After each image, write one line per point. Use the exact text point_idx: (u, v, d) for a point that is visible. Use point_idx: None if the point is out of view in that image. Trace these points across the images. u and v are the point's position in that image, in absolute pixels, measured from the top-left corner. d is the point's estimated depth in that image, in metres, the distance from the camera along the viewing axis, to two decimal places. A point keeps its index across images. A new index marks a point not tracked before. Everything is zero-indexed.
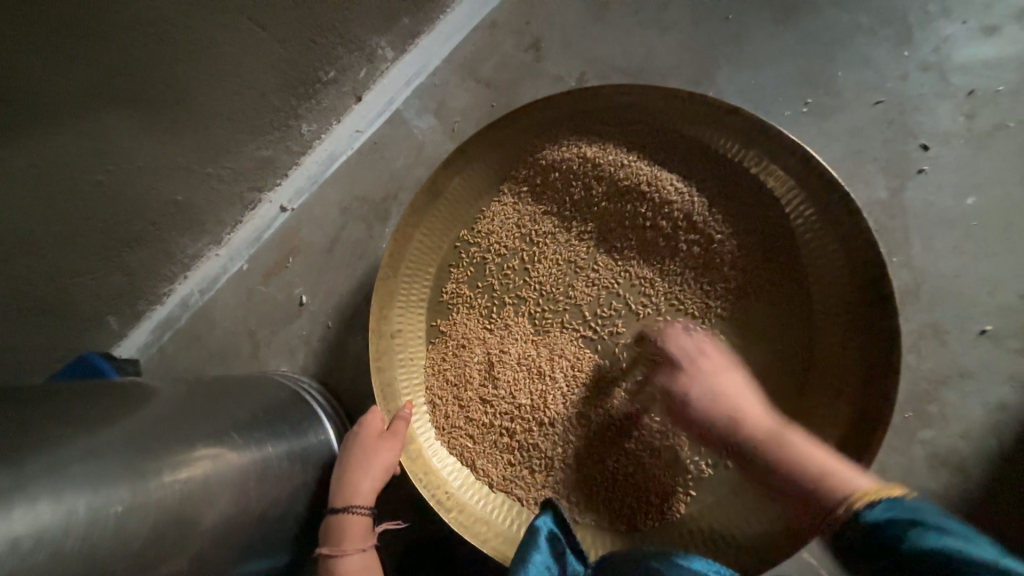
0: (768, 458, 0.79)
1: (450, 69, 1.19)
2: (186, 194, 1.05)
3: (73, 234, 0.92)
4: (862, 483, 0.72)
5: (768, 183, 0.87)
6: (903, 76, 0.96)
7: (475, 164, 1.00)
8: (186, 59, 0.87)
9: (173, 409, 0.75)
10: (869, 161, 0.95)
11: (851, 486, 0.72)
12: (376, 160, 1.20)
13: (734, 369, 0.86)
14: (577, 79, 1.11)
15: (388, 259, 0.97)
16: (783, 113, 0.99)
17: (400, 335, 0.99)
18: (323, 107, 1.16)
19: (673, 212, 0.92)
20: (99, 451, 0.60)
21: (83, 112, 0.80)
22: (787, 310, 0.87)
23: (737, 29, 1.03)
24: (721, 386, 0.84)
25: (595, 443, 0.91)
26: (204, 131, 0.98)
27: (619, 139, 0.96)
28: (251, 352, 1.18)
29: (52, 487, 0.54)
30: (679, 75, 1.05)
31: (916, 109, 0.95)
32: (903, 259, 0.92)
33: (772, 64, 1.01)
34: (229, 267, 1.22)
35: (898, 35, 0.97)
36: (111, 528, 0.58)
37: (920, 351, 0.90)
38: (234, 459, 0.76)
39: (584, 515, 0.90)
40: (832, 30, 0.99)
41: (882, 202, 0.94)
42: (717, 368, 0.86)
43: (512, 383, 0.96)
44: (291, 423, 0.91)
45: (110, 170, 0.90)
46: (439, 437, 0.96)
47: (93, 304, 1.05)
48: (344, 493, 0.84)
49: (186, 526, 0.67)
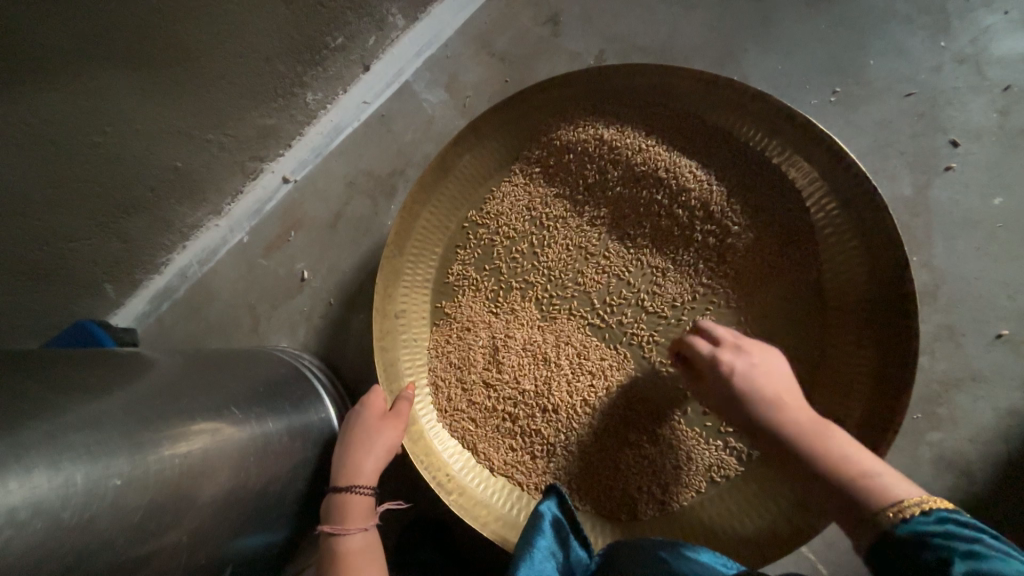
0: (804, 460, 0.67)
1: (464, 40, 1.14)
2: (185, 161, 1.01)
3: (69, 198, 0.88)
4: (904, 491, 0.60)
5: (790, 175, 0.85)
6: (938, 68, 0.92)
7: (487, 142, 0.97)
8: (188, 16, 0.82)
9: (172, 381, 0.74)
10: (895, 156, 0.92)
11: (890, 491, 0.60)
12: (383, 134, 1.16)
13: (759, 357, 0.76)
14: (596, 57, 1.07)
15: (394, 237, 0.95)
16: (809, 102, 0.95)
17: (403, 315, 0.97)
18: (330, 75, 1.11)
19: (689, 200, 0.89)
20: (97, 423, 0.58)
21: (79, 68, 0.75)
22: (800, 304, 0.86)
23: (767, 9, 0.99)
24: (753, 374, 0.74)
25: (598, 432, 0.90)
26: (205, 95, 0.94)
27: (637, 122, 0.93)
28: (251, 326, 1.16)
29: (49, 458, 0.52)
30: (703, 57, 1.01)
31: (948, 104, 0.92)
32: (923, 259, 0.91)
33: (801, 49, 0.97)
34: (229, 238, 1.19)
35: (935, 24, 0.93)
36: (111, 500, 0.57)
37: (934, 352, 0.89)
38: (234, 434, 0.75)
39: (585, 502, 0.90)
40: (865, 15, 0.95)
41: (905, 199, 0.92)
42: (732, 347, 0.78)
43: (517, 368, 0.94)
44: (292, 401, 0.90)
45: (107, 132, 0.86)
46: (441, 420, 0.95)
47: (89, 270, 1.02)
48: (347, 472, 0.83)
49: (186, 499, 0.66)
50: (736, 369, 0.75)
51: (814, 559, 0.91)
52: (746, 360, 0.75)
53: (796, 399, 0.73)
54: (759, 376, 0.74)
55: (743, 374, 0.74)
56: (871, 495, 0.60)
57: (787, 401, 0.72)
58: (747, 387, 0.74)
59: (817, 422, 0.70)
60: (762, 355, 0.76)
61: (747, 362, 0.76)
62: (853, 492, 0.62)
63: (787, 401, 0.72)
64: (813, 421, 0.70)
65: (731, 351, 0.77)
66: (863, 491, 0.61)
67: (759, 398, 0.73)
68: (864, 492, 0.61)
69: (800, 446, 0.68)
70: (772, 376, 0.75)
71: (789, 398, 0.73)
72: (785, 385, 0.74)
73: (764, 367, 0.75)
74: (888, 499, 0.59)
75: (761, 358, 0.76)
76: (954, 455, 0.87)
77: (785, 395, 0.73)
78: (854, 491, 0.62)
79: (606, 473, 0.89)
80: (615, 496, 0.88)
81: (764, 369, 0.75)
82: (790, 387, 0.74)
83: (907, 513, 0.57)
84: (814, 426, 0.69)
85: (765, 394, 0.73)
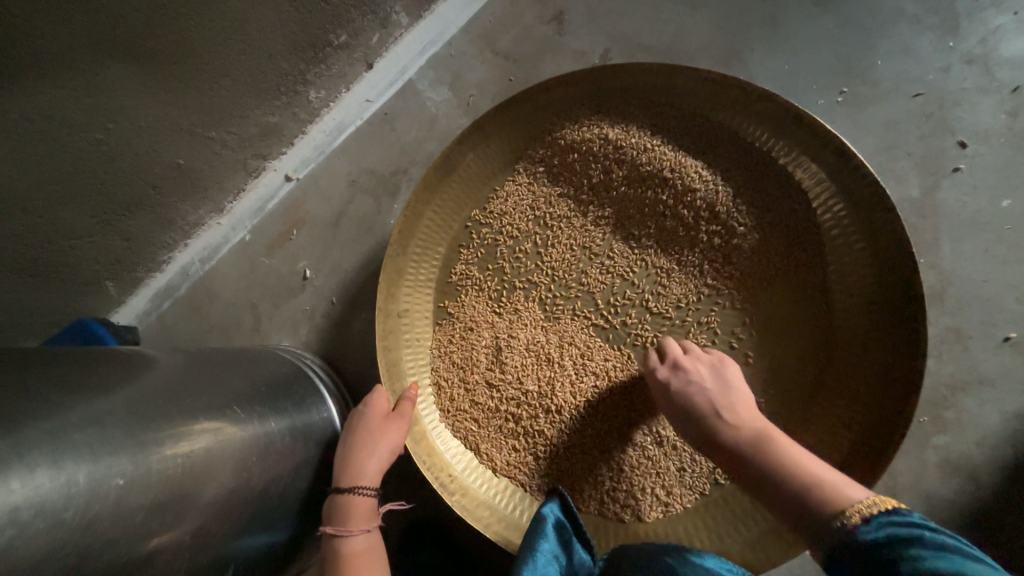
0: (751, 473, 0.69)
1: (468, 38, 1.13)
2: (188, 158, 1.01)
3: (71, 195, 0.88)
4: (851, 496, 0.60)
5: (797, 176, 0.84)
6: (946, 68, 0.92)
7: (491, 141, 0.96)
8: (191, 12, 0.81)
9: (174, 381, 0.73)
10: (903, 157, 0.92)
11: (837, 497, 0.61)
12: (386, 132, 1.15)
13: (701, 371, 0.79)
14: (600, 56, 1.06)
15: (398, 235, 0.94)
16: (816, 102, 0.95)
17: (406, 315, 0.96)
18: (333, 73, 1.10)
19: (695, 200, 0.89)
20: (99, 422, 0.58)
21: (82, 63, 0.75)
22: (806, 306, 0.85)
23: (774, 9, 0.98)
24: (694, 390, 0.78)
25: (600, 434, 0.90)
26: (208, 92, 0.94)
27: (643, 122, 0.92)
28: (253, 325, 1.16)
29: (51, 457, 0.52)
30: (709, 56, 1.00)
31: (956, 105, 0.91)
32: (930, 261, 0.90)
33: (808, 49, 0.96)
34: (231, 236, 1.19)
35: (944, 24, 0.92)
36: (113, 499, 0.56)
37: (941, 355, 0.88)
38: (236, 433, 0.75)
39: (588, 504, 0.89)
40: (874, 15, 0.95)
41: (913, 200, 0.91)
42: (676, 363, 0.81)
43: (519, 368, 0.94)
44: (294, 401, 0.90)
45: (110, 129, 0.85)
46: (443, 420, 0.95)
47: (91, 268, 1.02)
48: (349, 473, 0.82)
49: (188, 499, 0.65)
50: (677, 387, 0.79)
51: (818, 562, 0.91)
52: (686, 378, 0.79)
53: (743, 411, 0.75)
54: (702, 392, 0.77)
55: (683, 391, 0.78)
56: (818, 503, 0.61)
57: (731, 413, 0.75)
58: (688, 404, 0.77)
59: (763, 433, 0.72)
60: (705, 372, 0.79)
61: (687, 379, 0.79)
62: (801, 498, 0.63)
63: (731, 414, 0.75)
64: (760, 431, 0.72)
65: (672, 369, 0.81)
66: (810, 497, 0.62)
67: (702, 414, 0.76)
68: (812, 502, 0.62)
69: (749, 459, 0.70)
70: (714, 390, 0.77)
71: (735, 410, 0.75)
72: (729, 397, 0.77)
73: (706, 381, 0.78)
74: (833, 505, 0.60)
75: (703, 371, 0.79)
76: (960, 458, 0.87)
77: (728, 408, 0.75)
78: (802, 503, 0.63)
79: (609, 475, 0.89)
80: (619, 498, 0.88)
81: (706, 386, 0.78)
82: (739, 400, 0.77)
83: (851, 521, 0.57)
84: (760, 437, 0.71)
85: (707, 409, 0.76)
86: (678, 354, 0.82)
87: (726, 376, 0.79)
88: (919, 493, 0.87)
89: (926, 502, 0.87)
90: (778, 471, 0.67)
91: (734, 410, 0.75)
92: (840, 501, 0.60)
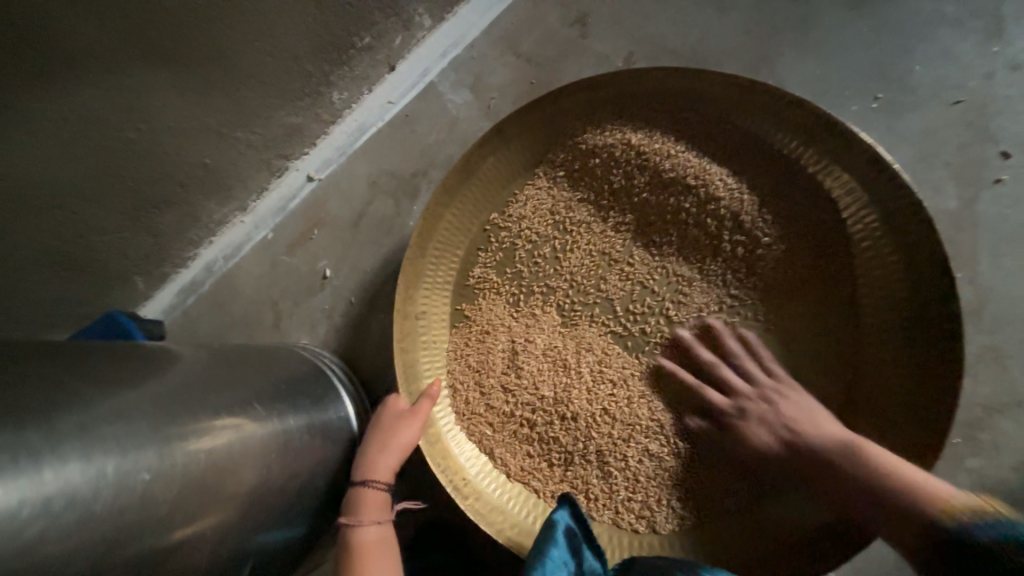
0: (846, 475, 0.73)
1: (490, 40, 1.13)
2: (214, 157, 1.03)
3: (102, 192, 0.91)
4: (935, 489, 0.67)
5: (826, 185, 0.82)
6: (988, 74, 0.88)
7: (512, 143, 0.96)
8: (219, 15, 0.83)
9: (198, 376, 0.75)
10: (940, 167, 0.88)
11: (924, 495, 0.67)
12: (407, 133, 1.16)
13: (795, 391, 0.80)
14: (625, 59, 1.05)
15: (417, 238, 0.94)
16: (849, 108, 0.92)
17: (423, 317, 0.97)
18: (356, 74, 1.11)
19: (719, 208, 0.87)
20: (126, 416, 0.59)
21: (116, 65, 0.77)
22: (834, 321, 0.83)
23: (806, 11, 0.95)
24: (777, 408, 0.80)
25: (616, 443, 0.88)
26: (234, 93, 0.95)
27: (667, 128, 0.91)
28: (273, 322, 1.18)
29: (82, 450, 0.53)
30: (736, 60, 0.98)
31: (999, 113, 0.87)
32: (968, 275, 0.86)
33: (841, 53, 0.93)
34: (254, 234, 1.21)
35: (988, 28, 0.88)
36: (138, 494, 0.58)
37: (978, 374, 0.85)
38: (256, 430, 0.76)
39: (602, 513, 0.88)
40: (911, 18, 0.91)
41: (950, 212, 0.87)
42: (771, 390, 0.81)
43: (536, 374, 0.93)
44: (313, 399, 0.91)
45: (140, 128, 0.87)
46: (459, 423, 0.95)
47: (120, 263, 1.05)
48: (362, 467, 0.85)
49: (209, 494, 0.67)
50: (757, 408, 0.81)
51: None
52: (764, 405, 0.80)
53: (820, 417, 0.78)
54: (783, 408, 0.79)
55: (765, 416, 0.80)
56: (915, 502, 0.67)
57: (814, 430, 0.77)
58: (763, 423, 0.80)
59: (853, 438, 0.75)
60: (801, 399, 0.80)
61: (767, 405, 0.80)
62: (895, 499, 0.68)
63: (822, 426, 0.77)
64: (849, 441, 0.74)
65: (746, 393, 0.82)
66: (905, 498, 0.68)
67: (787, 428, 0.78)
68: (910, 494, 0.68)
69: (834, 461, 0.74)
70: (796, 404, 0.79)
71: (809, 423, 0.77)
72: (800, 412, 0.79)
73: (794, 404, 0.79)
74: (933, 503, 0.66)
75: (768, 384, 0.82)
76: (996, 483, 0.83)
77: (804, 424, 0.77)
78: (895, 499, 0.68)
79: (625, 485, 0.88)
80: (634, 508, 0.87)
81: (817, 410, 0.79)
82: (810, 417, 0.78)
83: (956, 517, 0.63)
84: (846, 445, 0.74)
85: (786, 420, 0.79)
86: (769, 371, 0.83)
87: (799, 400, 0.80)
88: None
89: None
90: (870, 477, 0.71)
91: (825, 420, 0.78)
92: (938, 497, 0.66)
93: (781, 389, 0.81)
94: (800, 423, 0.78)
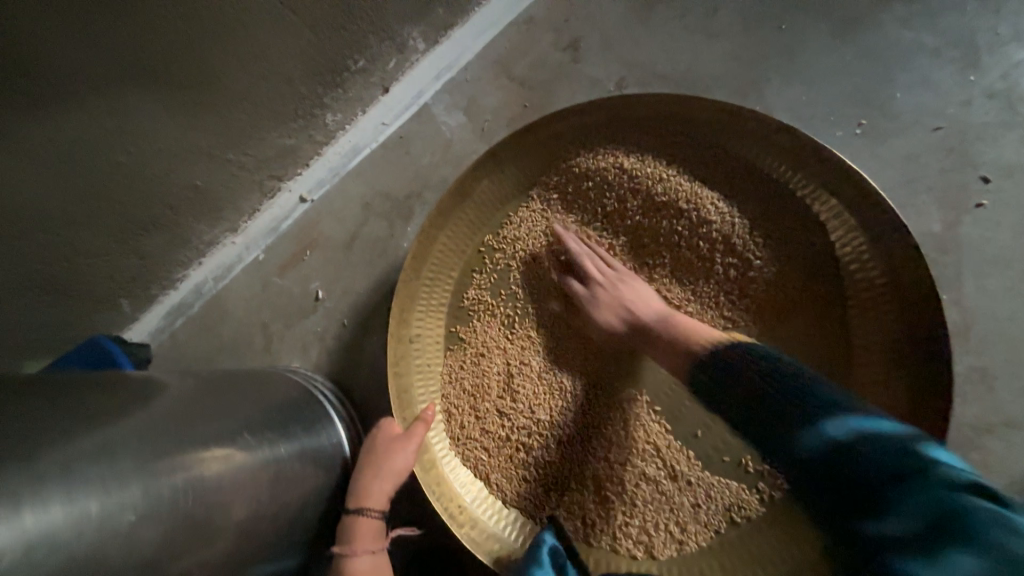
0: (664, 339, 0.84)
1: (483, 64, 1.15)
2: (205, 179, 1.02)
3: (89, 216, 0.89)
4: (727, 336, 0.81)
5: (815, 210, 0.84)
6: (967, 102, 0.91)
7: (506, 166, 0.96)
8: (212, 41, 0.83)
9: (186, 406, 0.73)
10: (923, 191, 0.91)
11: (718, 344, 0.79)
12: (401, 155, 1.16)
13: (636, 280, 0.91)
14: (616, 84, 1.06)
15: (411, 261, 0.94)
16: (834, 133, 0.94)
17: (418, 340, 0.96)
18: (349, 97, 1.12)
19: (711, 231, 0.88)
20: (113, 453, 0.58)
21: (106, 91, 0.76)
22: (824, 342, 0.84)
23: (791, 39, 0.98)
24: (622, 296, 0.89)
25: (613, 467, 0.88)
26: (227, 116, 0.95)
27: (659, 153, 0.92)
28: (264, 345, 1.16)
29: (65, 491, 0.51)
30: (725, 86, 1.00)
31: (978, 139, 0.90)
32: (954, 297, 0.88)
33: (825, 80, 0.96)
34: (245, 255, 1.20)
35: (964, 57, 0.92)
36: (124, 535, 0.56)
37: (967, 395, 0.86)
38: (246, 460, 0.74)
39: (600, 539, 0.87)
40: (891, 47, 0.94)
41: (935, 235, 0.90)
42: (617, 279, 0.91)
43: (531, 397, 0.93)
44: (305, 426, 0.89)
45: (130, 152, 0.87)
46: (454, 448, 0.93)
47: (106, 286, 1.03)
48: (356, 494, 0.83)
49: (197, 530, 0.65)
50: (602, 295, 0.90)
51: None
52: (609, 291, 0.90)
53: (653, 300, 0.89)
54: (630, 297, 0.89)
55: (609, 300, 0.90)
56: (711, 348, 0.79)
57: (643, 309, 0.88)
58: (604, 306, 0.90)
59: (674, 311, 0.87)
60: (637, 286, 0.90)
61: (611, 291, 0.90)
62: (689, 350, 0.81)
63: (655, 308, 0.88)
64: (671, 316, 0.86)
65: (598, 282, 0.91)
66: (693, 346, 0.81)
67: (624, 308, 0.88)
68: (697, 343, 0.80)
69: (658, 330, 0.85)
70: (638, 291, 0.90)
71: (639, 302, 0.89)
72: (636, 295, 0.89)
73: (631, 291, 0.90)
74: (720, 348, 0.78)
75: (619, 274, 0.92)
76: None
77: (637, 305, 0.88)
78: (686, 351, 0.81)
79: (622, 510, 0.87)
80: (631, 534, 0.86)
81: (651, 294, 0.90)
82: (644, 299, 0.89)
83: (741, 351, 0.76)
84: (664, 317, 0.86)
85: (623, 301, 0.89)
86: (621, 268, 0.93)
87: (637, 286, 0.90)
88: None
89: None
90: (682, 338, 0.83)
91: (653, 299, 0.89)
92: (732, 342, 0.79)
93: (624, 279, 0.91)
94: (634, 303, 0.88)
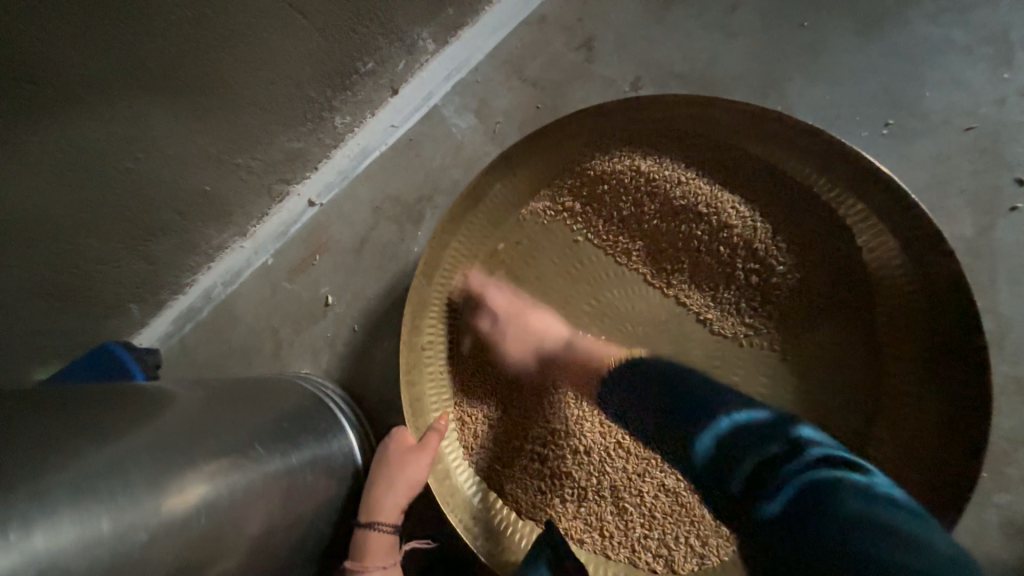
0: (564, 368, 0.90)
1: (494, 64, 1.12)
2: (214, 184, 1.00)
3: (97, 222, 0.88)
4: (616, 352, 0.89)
5: (840, 214, 0.81)
6: (1000, 101, 0.88)
7: (519, 169, 0.94)
8: (221, 45, 0.81)
9: (197, 417, 0.72)
10: (955, 194, 0.87)
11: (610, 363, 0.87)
12: (411, 158, 1.14)
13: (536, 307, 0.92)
14: (631, 84, 1.04)
15: (423, 266, 0.92)
16: (859, 134, 0.91)
17: (429, 348, 0.94)
18: (358, 99, 1.10)
19: (732, 236, 0.85)
20: (124, 470, 0.56)
21: (113, 96, 0.75)
22: (851, 350, 0.82)
23: (813, 37, 0.95)
24: (522, 327, 0.91)
25: (631, 477, 0.87)
26: (236, 120, 0.93)
27: (677, 155, 0.90)
28: (273, 350, 1.15)
29: (75, 513, 0.50)
30: (745, 86, 0.97)
31: (1012, 139, 0.87)
32: (987, 304, 0.85)
33: (849, 79, 0.93)
34: (254, 260, 1.18)
35: (997, 55, 0.88)
36: (136, 555, 0.55)
37: (1002, 407, 0.83)
38: (258, 473, 0.73)
39: (618, 552, 0.85)
40: (920, 44, 0.91)
41: (967, 239, 0.86)
42: (518, 309, 0.92)
43: (545, 406, 0.91)
44: (317, 436, 0.88)
45: (139, 158, 0.85)
46: (468, 458, 0.91)
47: (115, 292, 1.02)
48: (368, 509, 0.82)
49: (210, 547, 0.63)
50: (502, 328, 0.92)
51: None
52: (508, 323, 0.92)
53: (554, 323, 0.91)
54: (530, 327, 0.91)
55: (511, 336, 0.91)
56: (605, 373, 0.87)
57: (544, 341, 0.90)
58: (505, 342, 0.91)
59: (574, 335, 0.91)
60: (539, 315, 0.92)
61: (513, 323, 0.91)
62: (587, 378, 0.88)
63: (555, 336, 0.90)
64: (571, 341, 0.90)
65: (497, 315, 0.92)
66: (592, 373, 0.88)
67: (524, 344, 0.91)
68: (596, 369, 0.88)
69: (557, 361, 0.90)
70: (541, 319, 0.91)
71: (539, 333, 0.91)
72: (536, 324, 0.91)
73: (528, 321, 0.91)
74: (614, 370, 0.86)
75: (518, 301, 0.93)
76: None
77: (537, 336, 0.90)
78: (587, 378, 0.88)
79: (641, 522, 0.85)
80: (651, 547, 0.84)
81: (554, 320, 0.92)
82: (544, 328, 0.90)
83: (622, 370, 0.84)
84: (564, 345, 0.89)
85: (522, 336, 0.91)
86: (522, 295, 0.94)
87: (538, 316, 0.91)
88: (979, 555, 0.81)
89: (986, 564, 0.81)
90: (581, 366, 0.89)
91: (554, 324, 0.91)
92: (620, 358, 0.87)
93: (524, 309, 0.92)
94: (536, 337, 0.90)
